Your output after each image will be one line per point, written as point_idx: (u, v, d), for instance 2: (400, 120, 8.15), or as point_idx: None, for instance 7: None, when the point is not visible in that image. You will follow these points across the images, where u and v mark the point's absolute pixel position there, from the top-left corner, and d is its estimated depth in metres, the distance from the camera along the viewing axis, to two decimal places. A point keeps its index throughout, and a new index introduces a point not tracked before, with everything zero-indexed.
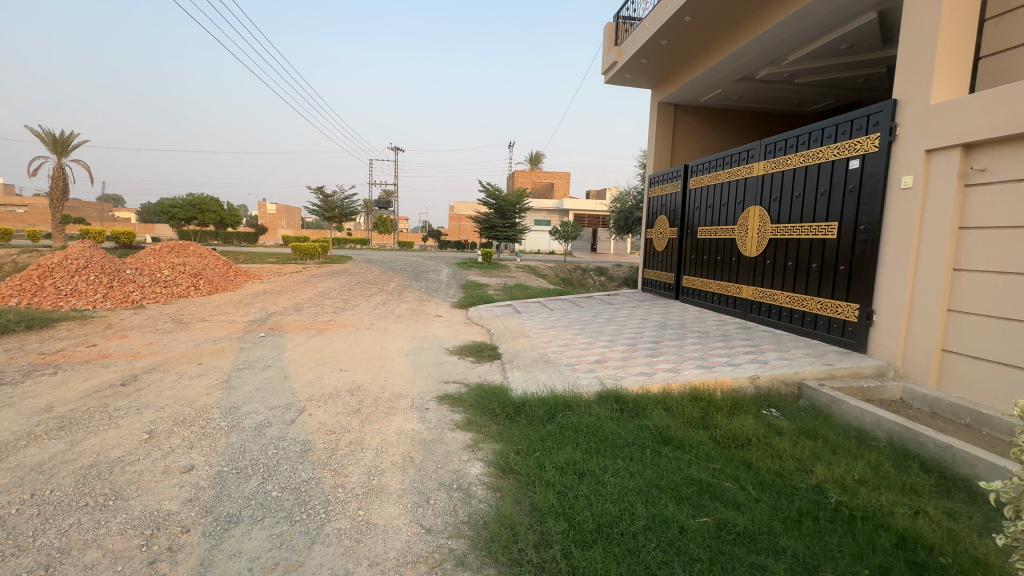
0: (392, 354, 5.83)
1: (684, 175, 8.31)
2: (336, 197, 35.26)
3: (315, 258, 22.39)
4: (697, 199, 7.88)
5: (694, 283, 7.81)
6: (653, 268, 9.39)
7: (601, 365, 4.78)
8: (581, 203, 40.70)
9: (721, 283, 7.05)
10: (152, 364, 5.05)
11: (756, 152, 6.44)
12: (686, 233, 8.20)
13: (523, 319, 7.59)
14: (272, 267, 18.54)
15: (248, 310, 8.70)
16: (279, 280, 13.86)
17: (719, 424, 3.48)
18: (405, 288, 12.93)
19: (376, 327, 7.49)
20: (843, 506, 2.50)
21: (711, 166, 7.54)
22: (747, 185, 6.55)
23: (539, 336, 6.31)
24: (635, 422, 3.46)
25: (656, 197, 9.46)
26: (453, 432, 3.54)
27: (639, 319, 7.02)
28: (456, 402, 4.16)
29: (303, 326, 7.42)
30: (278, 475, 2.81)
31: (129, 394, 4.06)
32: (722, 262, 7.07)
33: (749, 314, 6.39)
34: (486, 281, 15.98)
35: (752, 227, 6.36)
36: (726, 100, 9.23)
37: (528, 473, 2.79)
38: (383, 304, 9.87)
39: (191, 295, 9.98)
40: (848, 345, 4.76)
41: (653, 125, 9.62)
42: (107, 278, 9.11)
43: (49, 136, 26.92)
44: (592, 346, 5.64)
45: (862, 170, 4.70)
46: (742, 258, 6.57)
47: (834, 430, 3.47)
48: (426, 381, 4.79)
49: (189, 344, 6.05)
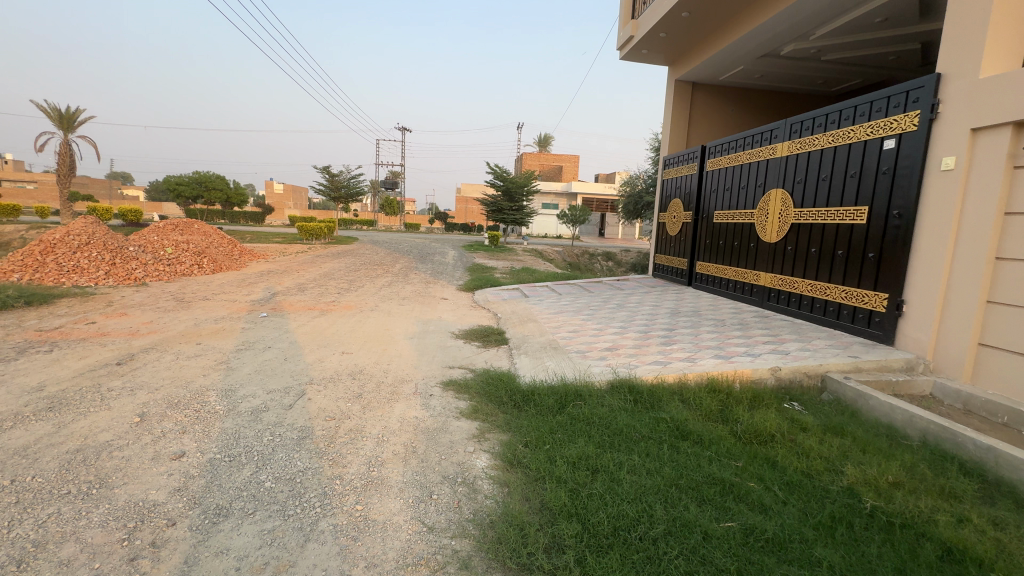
0: (396, 337, 5.67)
1: (701, 156, 7.97)
2: (342, 177, 34.90)
3: (320, 238, 22.26)
4: (714, 181, 7.56)
5: (708, 269, 7.56)
6: (665, 253, 9.13)
7: (612, 353, 4.58)
8: (590, 186, 40.06)
9: (737, 269, 6.79)
10: (150, 343, 4.91)
11: (779, 131, 6.10)
12: (701, 218, 7.91)
13: (531, 303, 7.39)
14: (277, 247, 18.41)
15: (251, 289, 8.57)
16: (284, 260, 13.72)
17: (740, 417, 3.28)
18: (410, 270, 12.75)
19: (380, 309, 7.33)
20: (880, 513, 2.31)
21: (730, 147, 7.21)
22: (769, 167, 6.23)
23: (548, 321, 6.11)
24: (650, 414, 3.27)
25: (670, 179, 9.13)
26: (458, 421, 3.38)
27: (651, 305, 6.80)
28: (461, 388, 3.99)
29: (306, 307, 7.27)
30: (272, 465, 2.65)
31: (123, 375, 3.92)
32: (738, 248, 6.81)
33: (766, 302, 6.15)
34: (493, 264, 15.76)
35: (773, 211, 6.07)
36: (746, 78, 8.82)
37: (537, 467, 2.62)
38: (388, 285, 9.70)
39: (194, 273, 9.85)
40: (873, 336, 4.52)
41: (669, 104, 9.24)
42: (109, 255, 8.98)
43: (55, 112, 26.72)
44: (603, 332, 5.44)
45: (898, 151, 4.39)
46: (761, 243, 6.30)
47: (863, 427, 3.26)
48: (430, 366, 4.62)
49: (189, 323, 5.91)
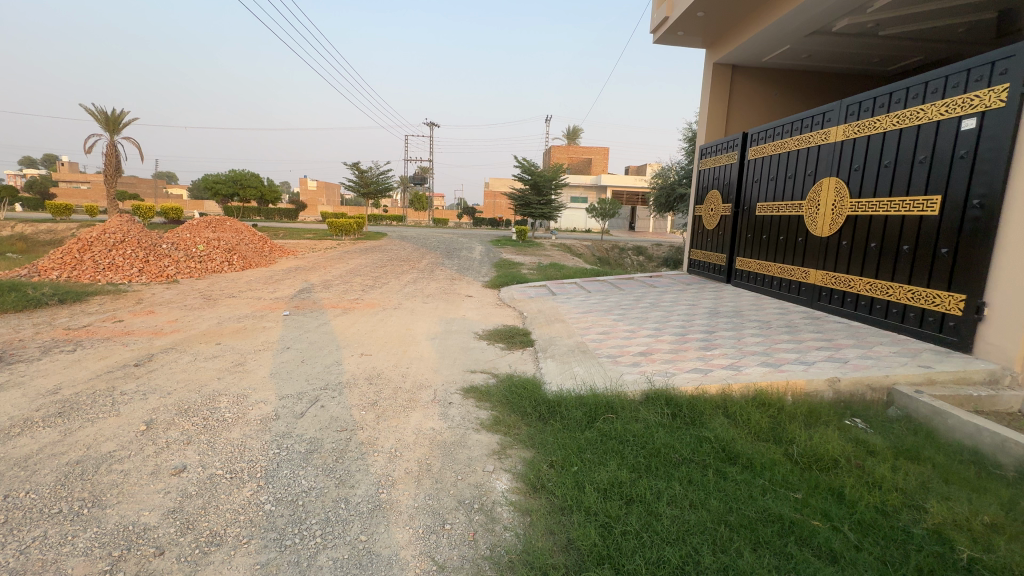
0: (417, 338, 5.46)
1: (742, 144, 7.42)
2: (371, 173, 35.20)
3: (349, 234, 22.49)
4: (756, 171, 7.02)
5: (749, 266, 7.05)
6: (701, 248, 8.62)
7: (646, 359, 4.22)
8: (619, 179, 39.15)
9: (782, 266, 6.28)
10: (171, 343, 4.85)
11: (833, 114, 5.54)
12: (742, 210, 7.38)
13: (559, 301, 7.06)
14: (307, 243, 18.63)
15: (277, 286, 8.56)
16: (312, 256, 13.81)
17: (795, 437, 2.89)
18: (436, 266, 12.61)
19: (403, 307, 7.15)
20: (979, 566, 1.90)
21: (775, 133, 6.66)
22: (820, 154, 5.69)
23: (576, 321, 5.78)
24: (691, 431, 2.91)
25: (707, 170, 8.60)
26: (478, 434, 3.11)
27: (687, 304, 6.37)
28: (482, 396, 3.73)
29: (329, 305, 7.17)
30: (274, 483, 2.44)
31: (139, 377, 3.83)
32: (784, 243, 6.28)
33: (816, 303, 5.63)
34: (520, 259, 15.48)
35: (825, 202, 5.53)
36: (792, 59, 8.17)
37: (563, 494, 2.32)
38: (412, 282, 9.55)
39: (224, 270, 9.96)
40: (946, 342, 4.00)
41: (706, 89, 8.69)
42: (143, 252, 9.15)
43: (102, 114, 27.92)
44: (636, 334, 5.07)
45: (980, 132, 3.84)
46: (810, 238, 5.77)
47: (943, 452, 2.82)
48: (451, 370, 4.37)
49: (212, 322, 5.86)
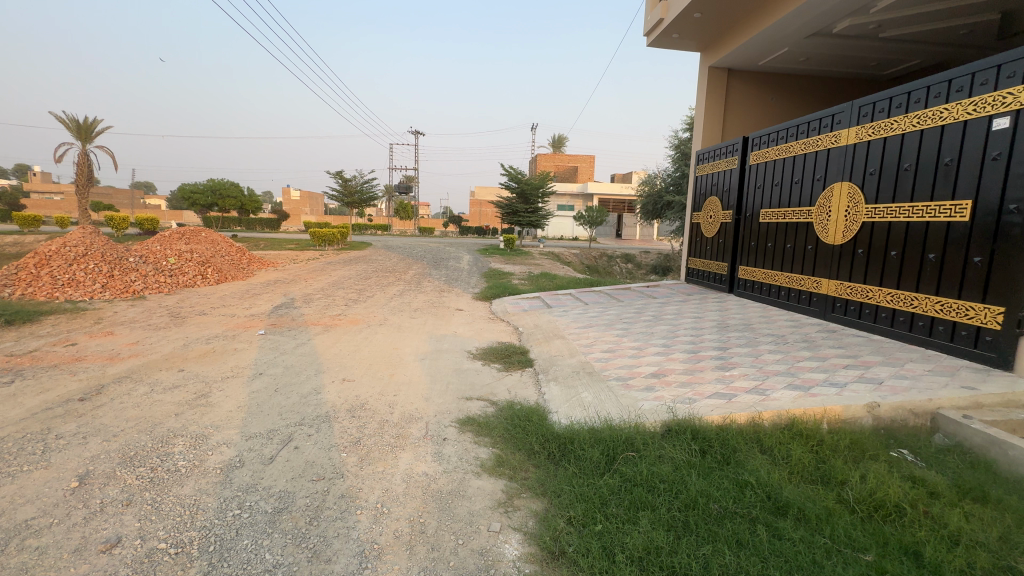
0: (405, 359, 4.98)
1: (743, 149, 7.16)
2: (355, 182, 34.55)
3: (333, 244, 21.90)
4: (759, 176, 6.75)
5: (753, 275, 6.76)
6: (700, 257, 8.33)
7: (660, 382, 3.81)
8: (606, 187, 39.17)
9: (791, 276, 5.98)
10: (126, 371, 4.30)
11: (843, 116, 5.26)
12: (744, 217, 7.09)
13: (556, 315, 6.65)
14: (288, 254, 17.99)
15: (254, 301, 7.99)
16: (294, 268, 13.22)
17: (846, 478, 2.50)
18: (423, 277, 12.13)
19: (389, 323, 6.67)
20: None
21: (778, 137, 6.39)
22: (830, 158, 5.41)
23: (577, 338, 5.36)
24: (728, 474, 2.51)
25: (705, 175, 8.32)
26: (479, 480, 2.66)
27: (692, 317, 6.01)
28: (481, 429, 3.29)
29: (308, 322, 6.65)
30: (231, 560, 1.96)
31: (82, 415, 3.30)
32: (791, 252, 6.00)
33: (829, 314, 5.33)
34: (509, 268, 15.09)
35: (837, 208, 5.24)
36: (789, 62, 7.96)
37: (591, 566, 1.90)
38: (399, 296, 9.07)
39: (197, 285, 9.35)
40: (983, 359, 3.70)
41: (702, 93, 8.44)
42: (107, 266, 8.51)
43: (74, 122, 26.90)
44: (644, 352, 4.67)
45: (1015, 131, 3.56)
46: (821, 246, 5.48)
47: (1013, 491, 2.45)
48: (444, 397, 3.93)
49: (177, 344, 5.31)
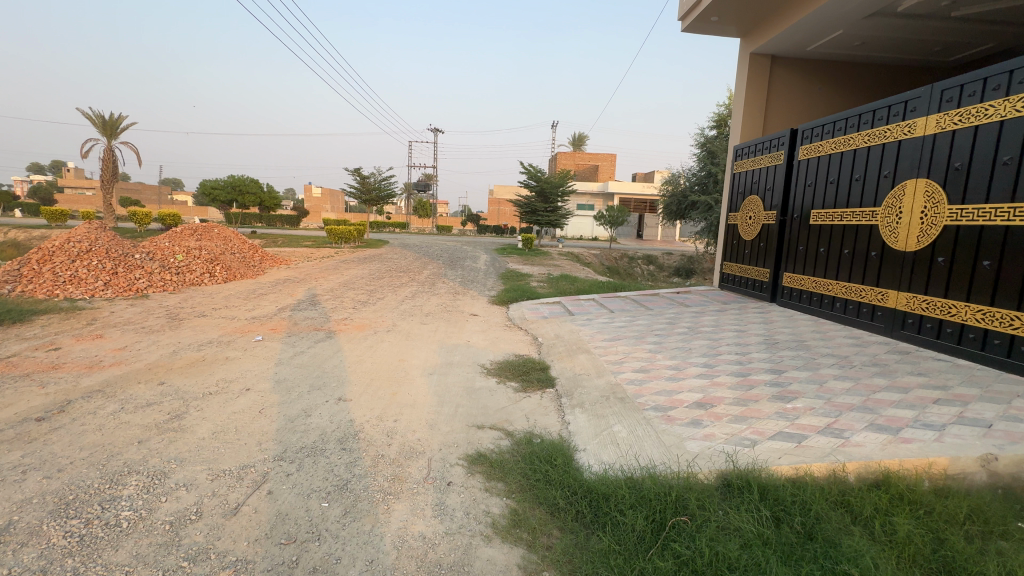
0: (411, 374, 4.46)
1: (789, 143, 6.45)
2: (373, 179, 34.38)
3: (350, 242, 21.66)
4: (809, 173, 6.04)
5: (801, 283, 6.06)
6: (737, 262, 7.63)
7: (708, 415, 3.18)
8: (627, 186, 38.26)
9: (848, 285, 5.28)
10: (100, 384, 3.86)
11: (919, 102, 4.52)
12: (791, 218, 6.38)
13: (579, 324, 6.05)
14: (304, 251, 17.71)
15: (258, 303, 7.58)
16: (306, 266, 12.87)
17: (982, 572, 1.86)
18: (438, 278, 11.65)
19: (398, 330, 6.16)
20: None
21: (834, 128, 5.66)
22: (901, 151, 4.68)
23: (604, 353, 4.76)
24: (821, 565, 1.88)
25: (743, 172, 7.62)
26: (490, 549, 2.10)
27: (734, 330, 5.35)
28: (493, 471, 2.73)
29: (311, 327, 6.18)
30: None
31: (32, 442, 2.84)
32: (850, 258, 5.29)
33: (898, 332, 4.62)
34: (528, 269, 14.51)
35: (911, 208, 4.51)
36: (841, 47, 7.19)
37: None
38: (411, 298, 8.58)
39: (204, 284, 9.02)
40: None
41: (742, 82, 7.72)
42: (111, 263, 8.21)
43: (99, 118, 27.31)
44: (684, 374, 4.04)
45: None
46: (888, 253, 4.77)
47: None
48: (452, 424, 3.39)
49: (166, 351, 4.87)
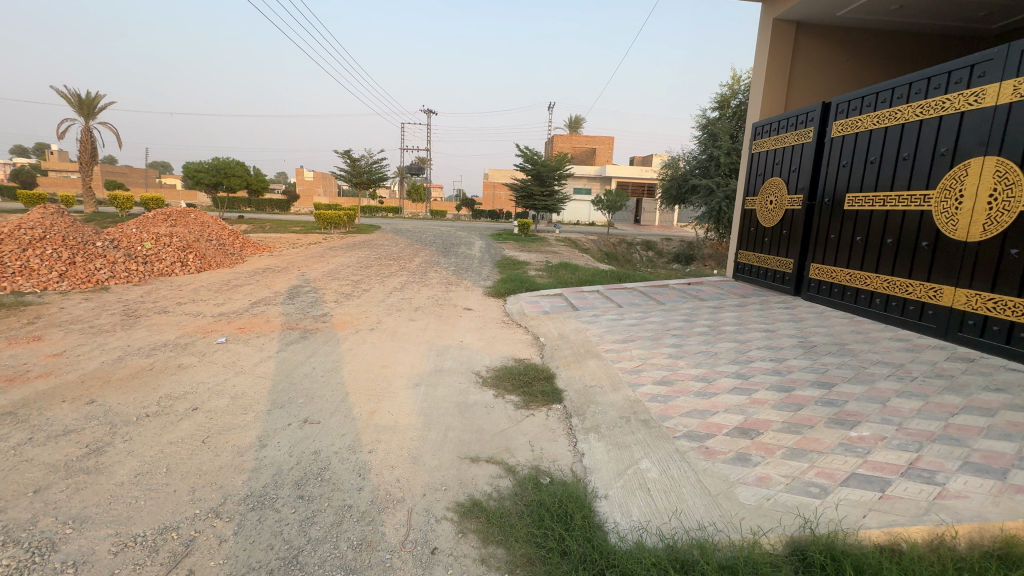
0: (394, 385, 3.84)
1: (820, 118, 5.78)
2: (364, 162, 33.28)
3: (339, 228, 20.81)
4: (844, 151, 5.38)
5: (832, 276, 5.45)
6: (754, 251, 7.01)
7: (757, 448, 2.56)
8: (624, 169, 37.46)
9: (891, 280, 4.66)
10: (15, 403, 3.19)
11: (989, 66, 3.87)
12: (820, 203, 5.74)
13: (584, 322, 5.41)
14: (289, 237, 16.88)
15: (229, 296, 6.86)
16: (290, 254, 12.11)
17: None
18: (429, 267, 10.95)
19: (382, 328, 5.50)
20: None
21: (876, 99, 4.99)
22: (965, 125, 4.02)
23: (617, 359, 4.14)
24: None
25: (763, 152, 6.96)
26: None
27: (761, 330, 4.73)
28: (492, 532, 2.11)
29: (285, 324, 5.50)
30: None
31: None
32: (893, 249, 4.67)
33: (955, 334, 4.03)
34: (525, 257, 13.82)
35: (977, 191, 3.87)
36: (874, 12, 6.47)
37: None
38: (399, 290, 7.90)
39: (174, 275, 8.29)
40: None
41: (763, 52, 7.00)
42: (68, 252, 7.46)
43: (75, 96, 26.00)
44: (715, 387, 3.41)
45: None
46: (945, 243, 4.14)
47: None
48: (440, 456, 2.76)
49: (110, 358, 4.18)
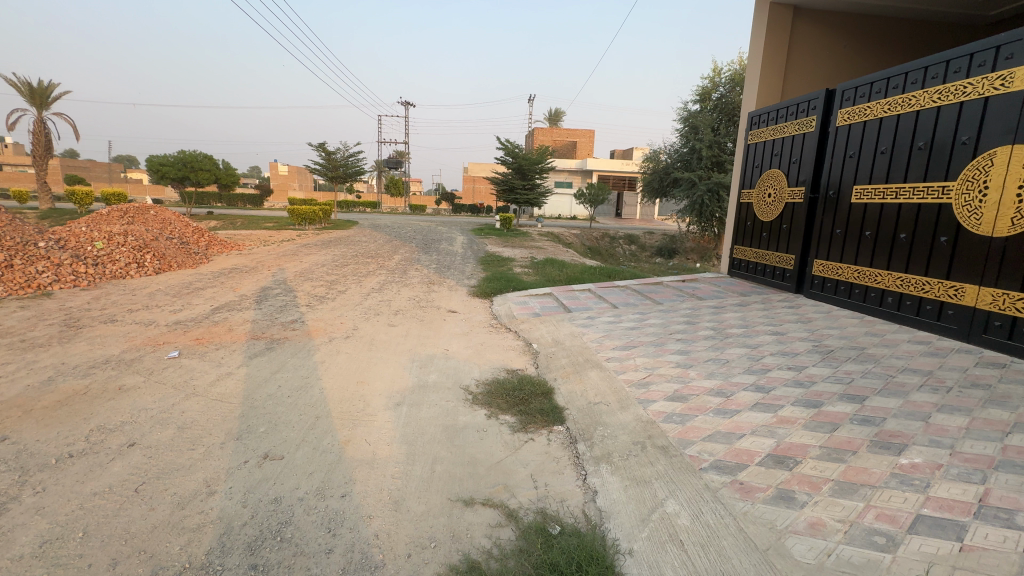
0: (372, 405, 3.37)
1: (823, 106, 5.48)
2: (340, 155, 32.18)
3: (314, 224, 19.98)
4: (851, 141, 5.08)
5: (838, 273, 5.16)
6: (751, 247, 6.73)
7: (800, 483, 2.19)
8: (605, 163, 37.27)
9: (906, 277, 4.38)
10: None
11: (1017, 46, 3.57)
12: (823, 196, 5.44)
13: (580, 326, 5.01)
14: (261, 234, 16.04)
15: (188, 301, 6.23)
16: (261, 252, 11.40)
17: None
18: (409, 264, 10.40)
19: (358, 336, 5.00)
20: None
21: (887, 85, 4.68)
22: (990, 111, 3.73)
23: (620, 369, 3.75)
24: None
25: (760, 143, 6.66)
26: None
27: (771, 332, 4.40)
28: None
29: (250, 333, 4.95)
30: None
31: None
32: (907, 245, 4.38)
33: (978, 337, 3.76)
34: (509, 253, 13.38)
35: (1005, 181, 3.58)
36: None
37: None
38: (377, 291, 7.37)
39: (128, 277, 7.58)
40: None
41: (758, 38, 6.68)
42: (5, 253, 6.70)
43: (26, 85, 24.35)
44: (735, 402, 3.04)
45: None
46: (968, 239, 3.85)
47: None
48: (427, 501, 2.31)
49: (37, 380, 3.59)
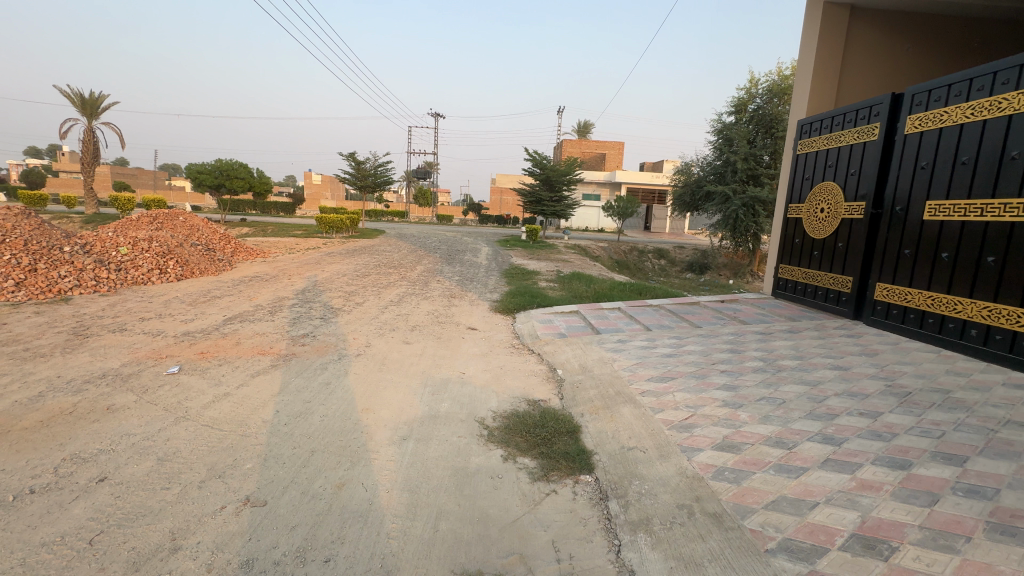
0: (374, 438, 3.00)
1: (889, 112, 4.91)
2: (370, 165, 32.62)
3: (341, 232, 20.08)
4: (923, 150, 4.50)
5: (906, 299, 4.55)
6: (800, 266, 6.14)
7: None
8: (635, 175, 36.61)
9: (996, 308, 3.76)
10: None
11: None
12: (888, 212, 4.84)
13: (610, 350, 4.54)
14: (288, 242, 16.15)
15: (203, 310, 6.05)
16: (285, 260, 11.34)
17: None
18: (431, 276, 10.10)
19: (369, 354, 4.66)
20: None
21: (969, 87, 4.10)
22: None
23: (657, 406, 3.26)
24: None
25: (811, 153, 6.10)
26: None
27: (831, 367, 3.83)
28: None
29: (257, 348, 4.68)
30: None
31: None
32: (997, 270, 3.77)
33: None
34: (535, 265, 12.97)
35: None
36: None
37: None
38: (396, 304, 7.06)
39: (149, 284, 7.53)
40: None
41: (810, 40, 6.15)
42: (30, 258, 6.72)
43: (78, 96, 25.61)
44: (800, 457, 2.53)
45: None
46: None
47: None
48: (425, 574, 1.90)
49: (27, 395, 3.37)
